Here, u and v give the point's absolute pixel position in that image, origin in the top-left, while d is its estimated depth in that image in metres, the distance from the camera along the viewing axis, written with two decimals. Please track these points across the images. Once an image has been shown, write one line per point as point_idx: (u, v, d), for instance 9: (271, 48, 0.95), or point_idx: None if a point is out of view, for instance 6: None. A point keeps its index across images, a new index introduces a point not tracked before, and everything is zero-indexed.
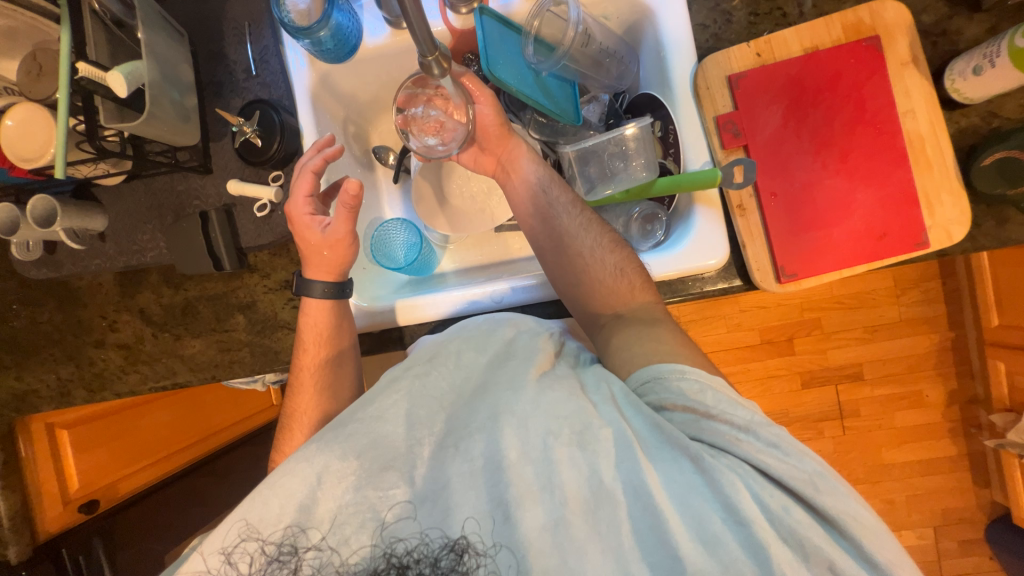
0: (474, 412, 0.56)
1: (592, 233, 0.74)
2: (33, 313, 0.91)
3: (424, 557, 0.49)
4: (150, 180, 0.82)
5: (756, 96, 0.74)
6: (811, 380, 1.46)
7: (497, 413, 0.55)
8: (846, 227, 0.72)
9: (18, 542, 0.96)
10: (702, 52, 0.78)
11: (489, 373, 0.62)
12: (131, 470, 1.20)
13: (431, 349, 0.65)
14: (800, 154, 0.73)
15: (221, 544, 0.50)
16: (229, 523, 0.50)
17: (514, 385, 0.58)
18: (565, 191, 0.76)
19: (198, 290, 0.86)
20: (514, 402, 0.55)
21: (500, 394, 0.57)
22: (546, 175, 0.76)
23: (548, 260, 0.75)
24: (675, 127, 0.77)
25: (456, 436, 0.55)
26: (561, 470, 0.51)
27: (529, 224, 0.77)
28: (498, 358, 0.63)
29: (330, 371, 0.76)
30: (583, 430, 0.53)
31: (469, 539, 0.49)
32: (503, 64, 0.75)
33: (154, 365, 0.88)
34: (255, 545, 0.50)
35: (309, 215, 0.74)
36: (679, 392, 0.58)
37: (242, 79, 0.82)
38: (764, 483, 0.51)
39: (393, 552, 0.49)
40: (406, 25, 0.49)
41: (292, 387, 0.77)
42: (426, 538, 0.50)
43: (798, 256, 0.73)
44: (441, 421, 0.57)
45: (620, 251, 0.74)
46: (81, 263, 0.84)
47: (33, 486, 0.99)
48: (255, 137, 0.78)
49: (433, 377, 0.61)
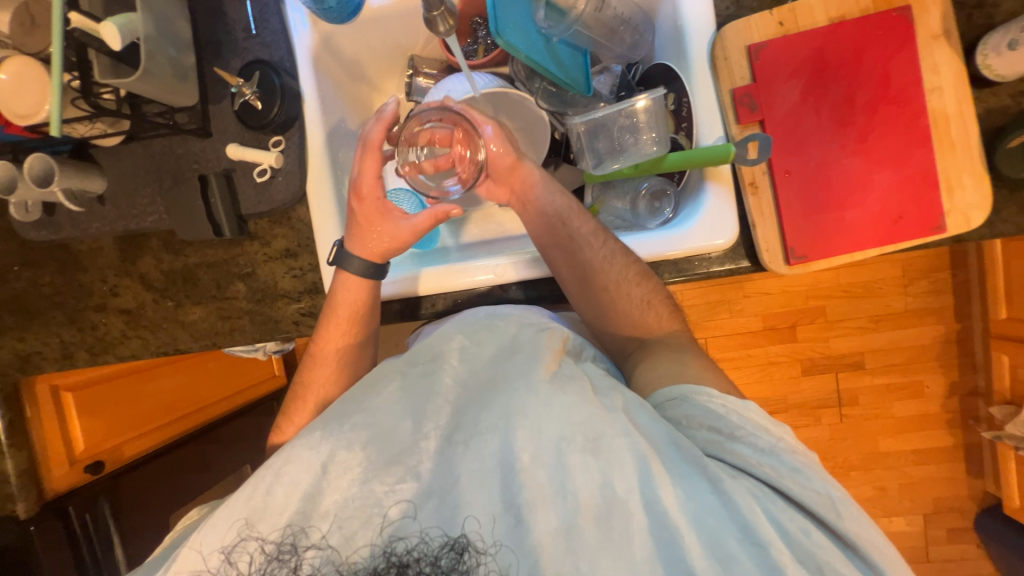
0: (485, 411, 0.55)
1: (617, 267, 0.73)
2: (34, 275, 0.90)
3: (424, 556, 0.49)
4: (148, 142, 0.81)
5: (776, 68, 0.70)
6: (811, 368, 1.45)
7: (510, 414, 0.54)
8: (862, 210, 0.70)
9: (27, 498, 0.99)
10: (722, 19, 0.74)
11: (503, 371, 0.60)
12: (136, 433, 1.21)
13: (439, 335, 0.64)
14: (819, 132, 0.70)
15: (221, 544, 0.51)
16: (229, 522, 0.51)
17: (527, 384, 0.56)
18: (586, 220, 0.75)
19: (198, 256, 0.85)
20: (527, 404, 0.54)
21: (514, 394, 0.55)
22: (565, 204, 0.74)
23: (575, 292, 0.75)
24: (689, 100, 0.74)
25: (466, 433, 0.54)
26: (575, 477, 0.51)
27: (550, 256, 0.74)
28: (509, 357, 0.61)
29: (352, 352, 0.76)
30: (597, 438, 0.52)
31: (470, 538, 0.50)
32: (513, 27, 0.71)
33: (156, 332, 0.88)
34: (254, 544, 0.50)
35: (382, 201, 0.71)
36: (707, 411, 0.58)
37: (241, 38, 0.79)
38: (784, 506, 0.51)
39: (392, 551, 0.50)
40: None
41: (311, 358, 0.77)
42: (426, 537, 0.50)
43: (811, 238, 0.71)
44: (449, 420, 0.56)
45: (647, 283, 0.73)
46: (80, 225, 0.84)
47: (37, 445, 1.02)
48: (255, 99, 0.76)
49: (442, 375, 0.60)
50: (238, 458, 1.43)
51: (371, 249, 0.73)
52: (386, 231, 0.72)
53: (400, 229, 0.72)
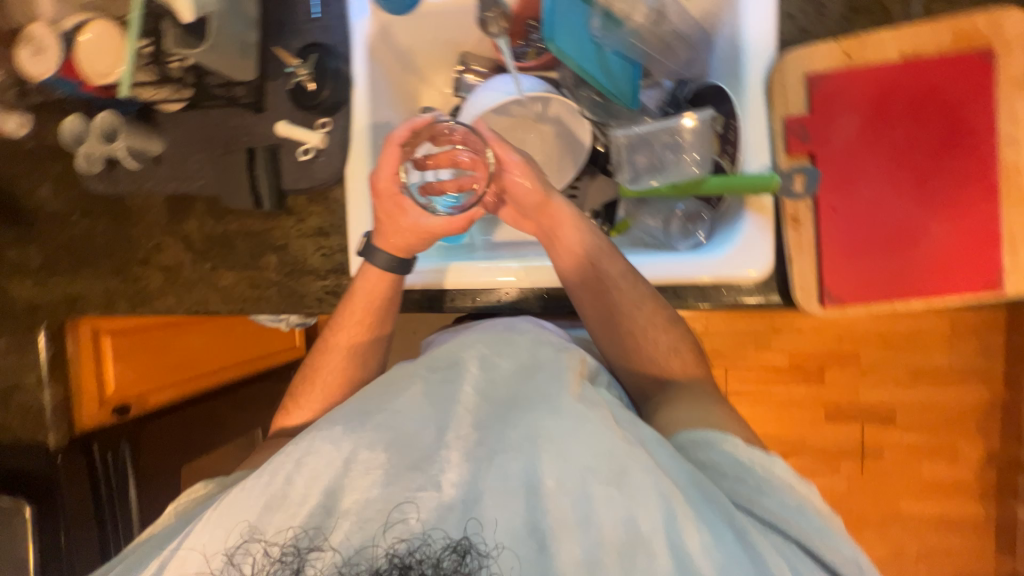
0: (509, 429, 0.55)
1: (645, 312, 0.71)
2: (90, 224, 0.97)
3: (427, 558, 0.50)
4: (206, 111, 0.85)
5: (834, 100, 0.67)
6: (835, 414, 1.39)
7: (535, 435, 0.54)
8: (912, 259, 0.66)
9: (58, 429, 1.08)
10: (785, 44, 0.71)
11: (526, 391, 0.59)
12: (162, 385, 1.27)
13: (460, 344, 0.66)
14: (874, 171, 0.67)
15: (225, 545, 0.52)
16: (230, 528, 0.53)
17: (552, 406, 0.56)
18: (617, 261, 0.72)
19: (238, 224, 0.89)
20: (553, 427, 0.54)
21: (539, 414, 0.55)
22: (594, 244, 0.72)
23: (601, 334, 0.74)
24: (737, 123, 0.72)
25: (489, 449, 0.54)
26: (598, 508, 0.50)
27: (577, 294, 0.73)
28: (532, 376, 0.61)
29: (364, 344, 0.78)
30: (622, 470, 0.51)
31: (472, 540, 0.50)
32: (566, 34, 0.72)
33: (190, 292, 0.93)
34: (258, 545, 0.52)
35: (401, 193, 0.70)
36: (733, 461, 0.56)
37: (303, 20, 0.82)
38: (813, 569, 0.49)
39: (395, 553, 0.50)
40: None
41: (324, 343, 0.79)
42: (429, 539, 0.50)
43: (850, 281, 0.68)
44: (472, 434, 0.56)
45: (673, 331, 0.72)
46: (136, 182, 0.90)
47: (74, 382, 1.10)
48: (309, 80, 0.80)
49: (463, 385, 0.60)
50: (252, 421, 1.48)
51: (396, 238, 0.73)
52: (405, 224, 0.71)
53: (417, 225, 0.72)
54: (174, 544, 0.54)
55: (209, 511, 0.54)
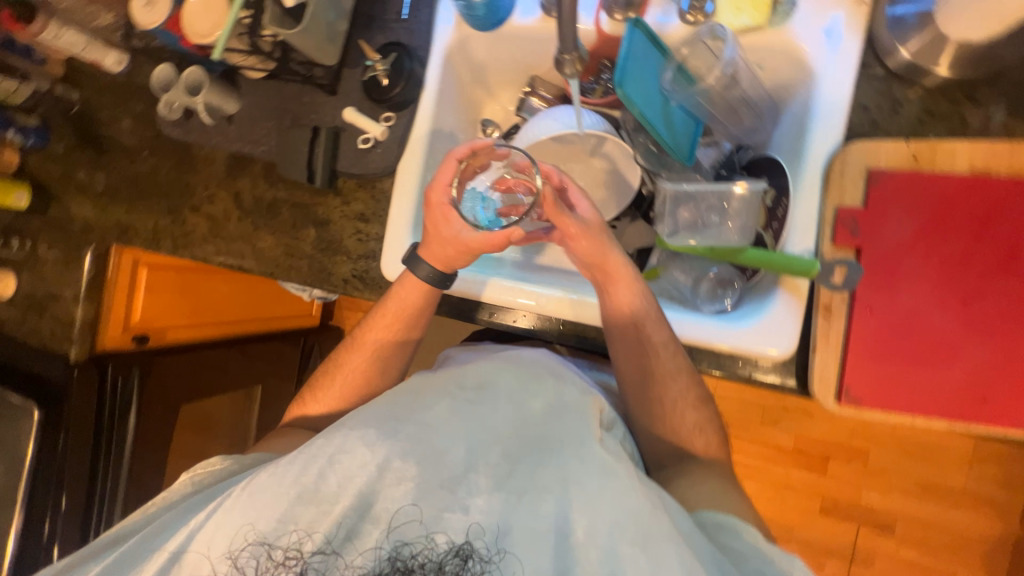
0: (540, 469, 0.59)
1: (680, 383, 0.73)
2: (156, 164, 1.03)
3: (429, 561, 0.53)
4: (284, 85, 0.91)
5: (892, 200, 0.66)
6: (831, 509, 1.33)
7: (566, 481, 0.58)
8: (942, 376, 0.64)
9: (81, 344, 1.15)
10: (852, 134, 0.70)
11: (555, 433, 0.63)
12: (180, 323, 1.36)
13: (494, 370, 0.70)
14: (919, 280, 0.65)
15: (229, 547, 0.55)
16: (235, 531, 0.55)
17: (582, 454, 0.60)
18: (663, 329, 0.73)
19: (287, 193, 0.94)
20: (583, 476, 0.58)
21: (569, 459, 0.60)
22: (645, 307, 0.73)
23: (631, 390, 0.76)
24: (788, 202, 0.71)
25: (520, 485, 0.58)
26: (625, 568, 0.52)
27: (616, 349, 0.75)
28: (562, 419, 0.65)
29: (388, 348, 0.84)
30: (648, 533, 0.53)
31: (473, 545, 0.53)
32: (636, 80, 0.72)
33: (229, 246, 0.97)
34: (260, 548, 0.54)
35: (447, 204, 0.72)
36: (755, 552, 0.56)
37: (392, 19, 0.86)
38: None
39: (398, 557, 0.53)
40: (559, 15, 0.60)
41: (352, 340, 0.85)
42: (433, 543, 0.53)
43: (873, 385, 0.65)
44: (502, 462, 0.59)
45: (701, 410, 0.75)
46: (207, 135, 0.96)
47: (108, 305, 1.16)
48: (384, 76, 0.83)
49: (497, 413, 0.64)
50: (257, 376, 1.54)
51: (433, 239, 0.76)
52: (445, 227, 0.74)
53: (452, 232, 0.74)
54: (190, 527, 0.57)
55: (233, 494, 0.57)
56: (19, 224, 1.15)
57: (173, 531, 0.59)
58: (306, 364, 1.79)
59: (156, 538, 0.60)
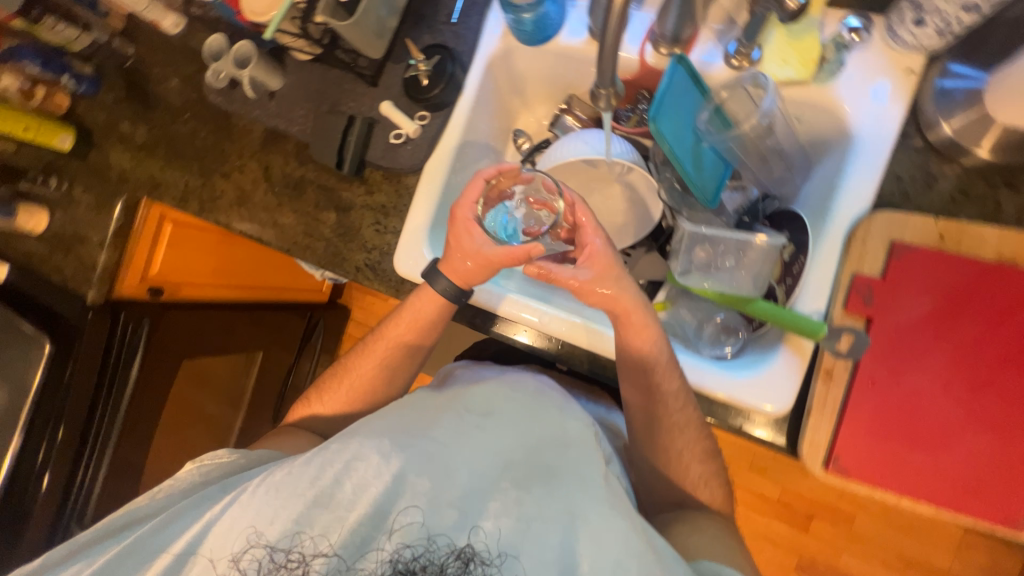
0: (534, 493, 0.68)
1: (685, 438, 0.75)
2: (195, 127, 1.06)
3: (432, 563, 0.63)
4: (328, 69, 0.93)
5: (913, 275, 0.65)
6: (808, 568, 1.31)
7: (558, 506, 0.67)
8: (935, 461, 0.63)
9: (98, 289, 1.19)
10: (881, 202, 0.69)
11: (551, 461, 0.72)
12: (196, 281, 1.40)
13: (500, 396, 0.80)
14: (928, 360, 0.63)
15: (234, 551, 0.63)
16: (241, 533, 0.64)
17: (573, 483, 0.69)
18: (673, 378, 0.72)
19: (315, 174, 0.96)
20: (572, 501, 0.67)
21: (561, 487, 0.69)
22: (659, 354, 0.72)
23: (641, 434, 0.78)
24: (805, 259, 0.70)
25: (516, 505, 0.67)
26: None
27: (627, 389, 0.76)
28: (559, 449, 0.74)
29: (396, 357, 0.88)
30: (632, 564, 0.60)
31: (474, 549, 0.64)
32: (670, 116, 0.72)
33: (252, 217, 1.00)
34: (262, 550, 0.63)
35: (471, 221, 0.74)
36: None
37: (442, 21, 0.87)
38: None
39: (399, 558, 0.63)
40: (600, 54, 0.60)
41: (364, 346, 0.89)
42: (435, 547, 0.63)
43: (863, 458, 0.64)
44: (500, 482, 0.69)
45: (708, 464, 0.78)
46: (247, 107, 0.98)
47: (129, 256, 1.20)
48: (425, 76, 0.84)
49: (498, 437, 0.74)
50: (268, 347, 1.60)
51: (455, 252, 0.76)
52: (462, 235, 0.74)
53: (466, 240, 0.75)
54: (199, 526, 0.65)
55: (244, 496, 0.65)
56: (58, 165, 1.19)
57: (179, 528, 0.66)
58: (309, 338, 1.83)
59: (165, 531, 0.65)
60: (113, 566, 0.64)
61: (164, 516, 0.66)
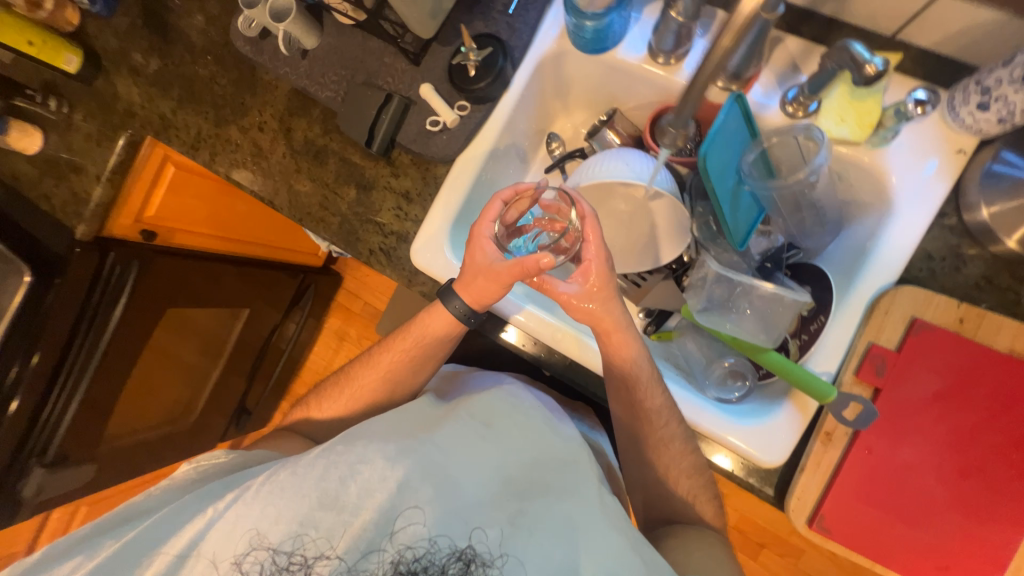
0: (534, 505, 0.69)
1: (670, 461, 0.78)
2: (216, 73, 1.00)
3: (432, 563, 0.64)
4: (368, 39, 0.89)
5: (927, 354, 0.65)
6: None
7: (557, 521, 0.68)
8: (912, 535, 0.65)
9: (88, 224, 1.13)
10: (908, 276, 0.70)
11: (550, 477, 0.73)
12: (192, 229, 1.36)
13: (506, 410, 0.78)
14: (925, 439, 0.65)
15: (236, 552, 0.66)
16: (242, 535, 0.66)
17: (570, 500, 0.70)
18: (656, 395, 0.76)
19: (340, 145, 0.92)
20: (571, 518, 0.68)
21: (559, 503, 0.70)
22: (646, 370, 0.76)
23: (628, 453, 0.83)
24: (825, 321, 0.70)
25: (514, 516, 0.68)
26: None
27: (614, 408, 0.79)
28: (559, 467, 0.74)
29: (399, 368, 0.89)
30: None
31: (474, 551, 0.65)
32: (720, 149, 0.70)
33: (266, 179, 0.95)
34: (264, 552, 0.65)
35: (488, 237, 0.73)
36: None
37: (497, 9, 0.83)
38: None
39: (402, 558, 0.64)
40: (688, 84, 0.61)
41: (368, 357, 0.92)
42: (435, 548, 0.65)
43: (846, 521, 0.67)
44: (498, 492, 0.70)
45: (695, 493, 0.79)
46: (275, 62, 0.93)
47: (124, 194, 1.15)
48: (473, 67, 0.80)
49: (499, 449, 0.74)
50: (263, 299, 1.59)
51: (469, 269, 0.76)
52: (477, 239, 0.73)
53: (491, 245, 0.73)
54: (199, 526, 0.67)
55: (248, 500, 0.67)
56: (60, 86, 1.11)
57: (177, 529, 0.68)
58: (298, 300, 1.80)
59: (161, 529, 0.67)
60: (116, 564, 0.65)
61: (165, 513, 0.68)
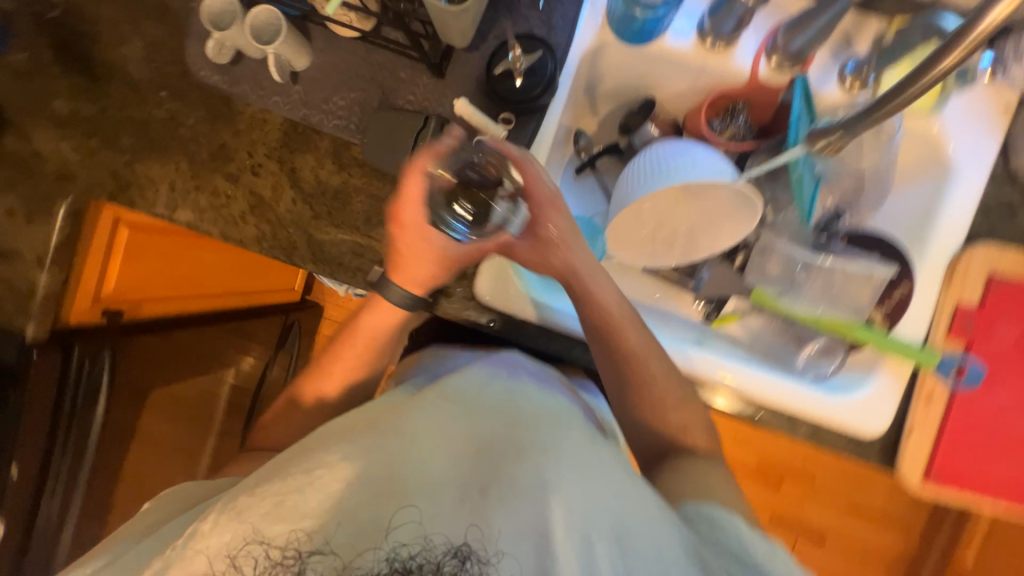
0: (519, 471, 0.58)
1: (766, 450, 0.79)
2: (178, 111, 0.82)
3: (426, 561, 0.53)
4: (375, 52, 0.76)
5: (1002, 305, 0.72)
6: (776, 519, 1.57)
7: (547, 485, 0.56)
8: (1005, 467, 0.73)
9: (39, 321, 0.89)
10: (971, 234, 0.74)
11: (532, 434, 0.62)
12: (165, 296, 1.10)
13: (477, 386, 0.68)
14: (1005, 381, 0.73)
15: (228, 549, 0.54)
16: (230, 533, 0.54)
17: (558, 455, 0.59)
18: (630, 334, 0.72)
19: (362, 181, 0.79)
20: (561, 476, 0.57)
21: (543, 460, 0.58)
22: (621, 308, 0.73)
23: None
24: (909, 287, 0.72)
25: (499, 489, 0.56)
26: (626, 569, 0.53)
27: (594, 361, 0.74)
28: (542, 425, 0.63)
29: (354, 369, 0.80)
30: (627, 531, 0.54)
31: (471, 547, 0.53)
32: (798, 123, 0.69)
33: (276, 234, 0.80)
34: (260, 549, 0.53)
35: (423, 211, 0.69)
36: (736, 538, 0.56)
37: (524, 6, 0.75)
38: None
39: (397, 557, 0.53)
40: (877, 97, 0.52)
41: (317, 366, 0.81)
42: (429, 544, 0.53)
43: (955, 469, 0.73)
44: (481, 469, 0.58)
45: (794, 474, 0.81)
46: (261, 92, 0.78)
47: (76, 269, 0.90)
48: (519, 74, 0.72)
49: (474, 424, 0.63)
50: (254, 352, 1.32)
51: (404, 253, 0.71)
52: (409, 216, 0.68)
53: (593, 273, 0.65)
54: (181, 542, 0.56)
55: (214, 518, 0.56)
56: None
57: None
58: (285, 344, 1.40)
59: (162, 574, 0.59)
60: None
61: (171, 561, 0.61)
